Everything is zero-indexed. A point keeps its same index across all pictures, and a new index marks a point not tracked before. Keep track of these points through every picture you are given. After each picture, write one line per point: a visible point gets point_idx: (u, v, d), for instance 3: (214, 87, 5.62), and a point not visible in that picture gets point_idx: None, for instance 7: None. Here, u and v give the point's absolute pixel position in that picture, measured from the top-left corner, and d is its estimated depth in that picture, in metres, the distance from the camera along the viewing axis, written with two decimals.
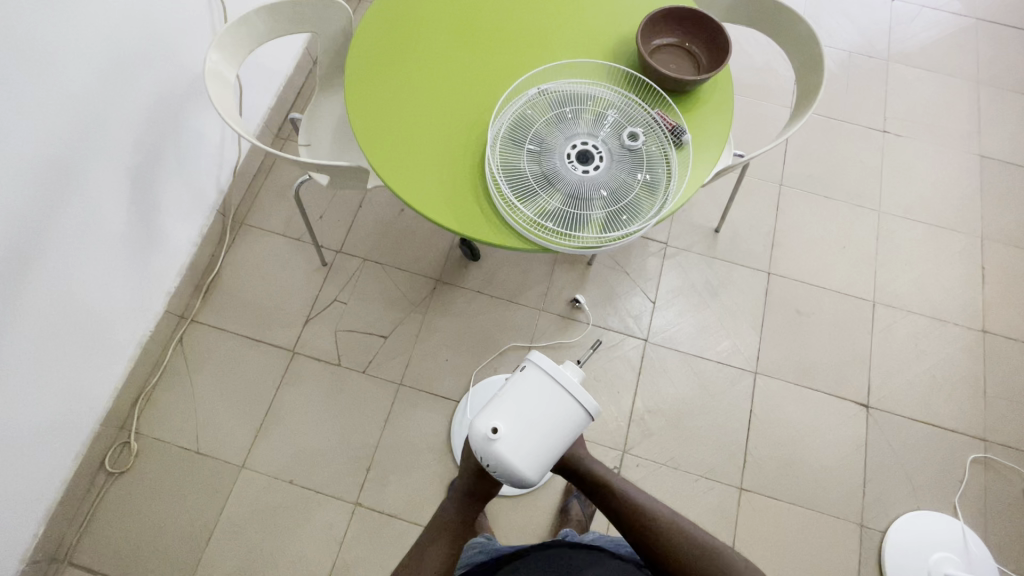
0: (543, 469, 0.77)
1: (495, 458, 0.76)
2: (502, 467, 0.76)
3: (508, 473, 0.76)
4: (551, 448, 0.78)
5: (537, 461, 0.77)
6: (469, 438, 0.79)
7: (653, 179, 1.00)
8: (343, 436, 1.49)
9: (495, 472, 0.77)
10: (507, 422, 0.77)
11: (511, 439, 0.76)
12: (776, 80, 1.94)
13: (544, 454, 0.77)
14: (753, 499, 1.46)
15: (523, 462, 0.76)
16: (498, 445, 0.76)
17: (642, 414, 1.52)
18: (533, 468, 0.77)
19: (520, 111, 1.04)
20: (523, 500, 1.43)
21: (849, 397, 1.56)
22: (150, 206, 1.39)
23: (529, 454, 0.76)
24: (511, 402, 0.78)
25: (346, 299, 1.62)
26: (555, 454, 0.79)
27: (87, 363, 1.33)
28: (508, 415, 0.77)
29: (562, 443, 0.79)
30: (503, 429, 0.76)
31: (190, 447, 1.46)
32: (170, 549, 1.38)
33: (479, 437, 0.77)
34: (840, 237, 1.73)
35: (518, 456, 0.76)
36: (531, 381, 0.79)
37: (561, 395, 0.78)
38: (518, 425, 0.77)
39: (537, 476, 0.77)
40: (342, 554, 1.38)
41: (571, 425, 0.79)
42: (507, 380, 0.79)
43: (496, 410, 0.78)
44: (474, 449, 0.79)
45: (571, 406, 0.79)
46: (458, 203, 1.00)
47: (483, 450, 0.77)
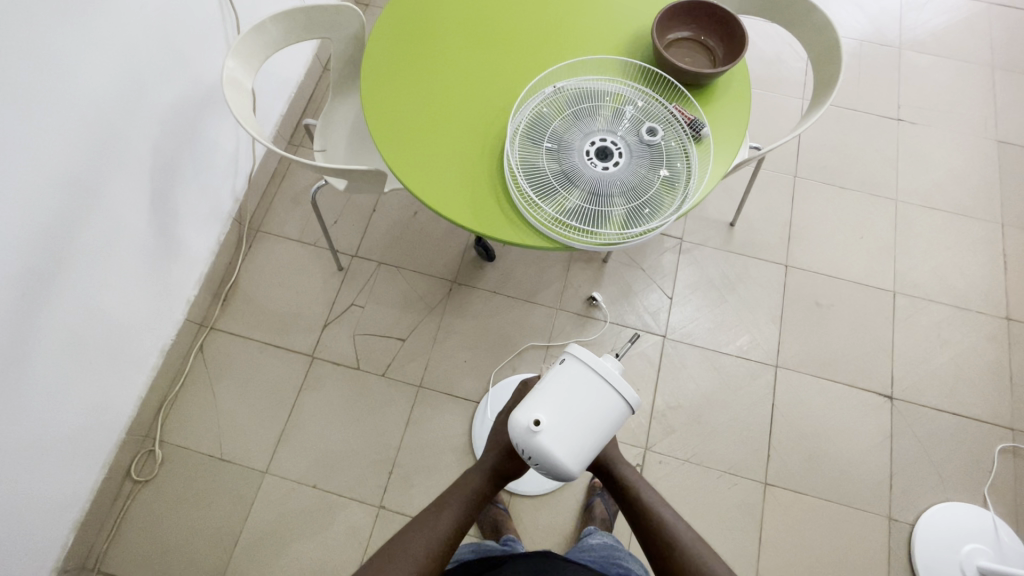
0: (585, 463, 0.77)
1: (537, 450, 0.76)
2: (545, 459, 0.76)
3: (550, 465, 0.76)
4: (593, 440, 0.77)
5: (580, 453, 0.76)
6: (510, 431, 0.79)
7: (673, 174, 1.00)
8: (365, 440, 1.49)
9: (536, 465, 0.77)
10: (549, 414, 0.77)
11: (553, 431, 0.76)
12: (787, 72, 1.92)
13: (586, 447, 0.77)
14: (778, 494, 1.45)
15: (566, 455, 0.76)
16: (540, 437, 0.75)
17: (663, 410, 1.52)
18: (575, 460, 0.76)
19: (537, 109, 1.04)
20: (546, 500, 1.43)
21: (873, 388, 1.54)
22: (168, 215, 1.40)
23: (571, 446, 0.76)
24: (553, 394, 0.78)
25: (363, 302, 1.63)
26: (597, 447, 0.78)
27: (111, 372, 1.34)
28: (549, 406, 0.77)
29: (603, 436, 0.79)
30: (545, 421, 0.76)
31: (214, 453, 1.47)
32: (197, 555, 1.38)
33: (522, 429, 0.77)
34: (858, 227, 1.72)
35: (560, 448, 0.76)
36: (571, 373, 0.79)
37: (602, 386, 0.78)
38: (559, 417, 0.77)
39: (579, 470, 0.77)
40: (367, 557, 1.38)
41: (613, 418, 0.78)
42: (546, 373, 0.80)
43: (538, 402, 0.78)
44: (515, 443, 0.79)
45: (612, 398, 0.78)
46: (477, 202, 1.00)
47: (525, 443, 0.77)
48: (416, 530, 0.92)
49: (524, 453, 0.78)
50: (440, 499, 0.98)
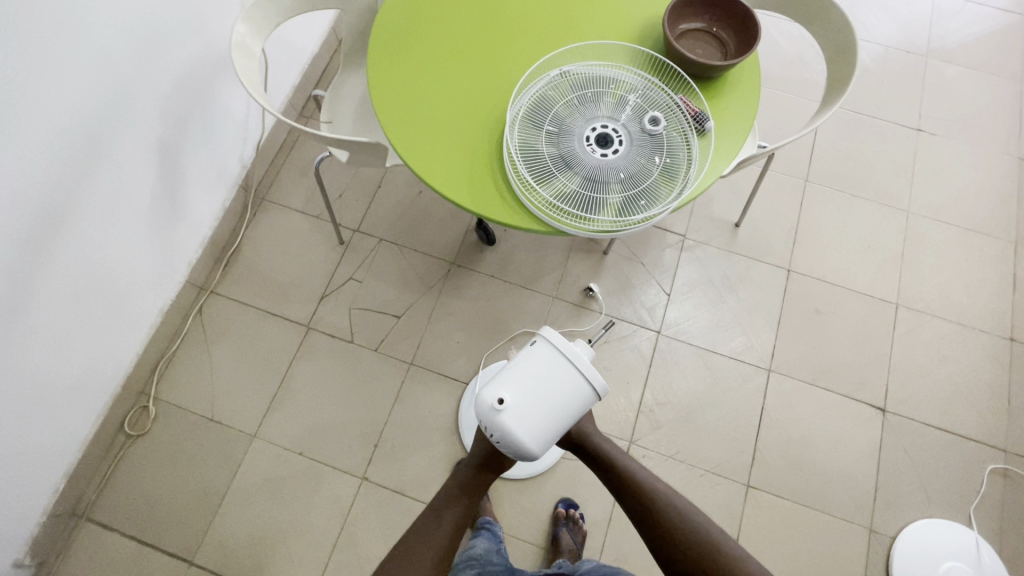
0: (546, 444, 0.78)
1: (499, 428, 0.76)
2: (506, 438, 0.77)
3: (511, 444, 0.77)
4: (556, 423, 0.78)
5: (542, 434, 0.77)
6: (475, 408, 0.80)
7: (672, 165, 0.99)
8: (354, 412, 1.51)
9: (498, 443, 0.78)
10: (514, 394, 0.77)
11: (517, 411, 0.76)
12: (808, 73, 1.89)
13: (549, 429, 0.78)
14: (759, 497, 1.44)
15: (528, 436, 0.76)
16: (503, 416, 0.76)
17: (651, 405, 1.52)
18: (537, 441, 0.77)
19: (540, 92, 1.03)
20: (527, 485, 1.44)
21: (865, 400, 1.53)
22: (175, 177, 1.42)
23: (533, 427, 0.77)
24: (521, 375, 0.78)
25: (361, 277, 1.64)
26: (560, 430, 0.79)
27: (110, 327, 1.37)
28: (514, 386, 0.77)
29: (567, 420, 0.79)
30: (509, 400, 0.76)
31: (206, 414, 1.50)
32: (184, 511, 1.42)
33: (486, 407, 0.77)
34: (866, 237, 1.69)
35: (522, 429, 0.76)
36: (541, 355, 0.79)
37: (570, 370, 0.78)
38: (523, 397, 0.77)
39: (540, 451, 0.78)
40: (348, 526, 1.41)
41: (579, 402, 0.79)
42: (516, 353, 0.80)
43: (505, 381, 0.78)
44: (479, 419, 0.79)
45: (580, 383, 0.78)
46: (474, 182, 1.00)
47: (488, 420, 0.77)
48: (419, 542, 0.88)
49: (487, 430, 0.79)
50: (435, 505, 0.95)
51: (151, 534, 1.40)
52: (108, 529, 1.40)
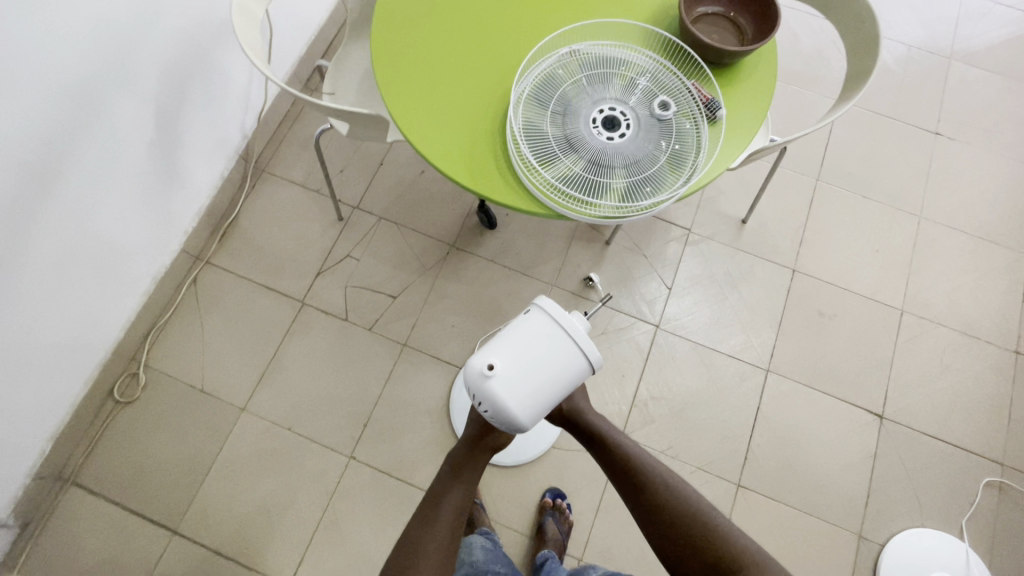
0: (536, 416, 0.76)
1: (489, 397, 0.74)
2: (495, 407, 0.74)
3: (499, 414, 0.74)
4: (548, 394, 0.76)
5: (532, 405, 0.75)
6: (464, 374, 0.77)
7: (680, 153, 0.95)
8: (345, 390, 1.50)
9: (487, 412, 0.75)
10: (506, 361, 0.74)
11: (507, 379, 0.74)
12: (826, 70, 1.84)
13: (539, 399, 0.75)
14: (749, 497, 1.43)
15: (518, 406, 0.74)
16: (493, 384, 0.73)
17: (646, 400, 1.50)
18: (526, 412, 0.75)
19: (548, 70, 0.99)
20: (516, 473, 1.43)
21: (863, 405, 1.50)
22: (173, 142, 1.39)
23: (523, 397, 0.74)
24: (513, 342, 0.76)
25: (359, 255, 1.62)
26: (551, 402, 0.77)
27: (101, 291, 1.35)
28: (506, 353, 0.75)
29: (559, 392, 0.77)
30: (500, 367, 0.74)
31: (196, 384, 1.49)
32: (170, 480, 1.41)
33: (476, 373, 0.74)
34: (875, 240, 1.65)
35: (512, 398, 0.74)
36: (536, 323, 0.77)
37: (565, 341, 0.76)
38: (515, 365, 0.74)
39: (529, 423, 0.76)
40: (333, 504, 1.40)
41: (572, 375, 0.77)
42: (510, 321, 0.77)
43: (496, 348, 0.75)
44: (467, 387, 0.76)
45: (574, 354, 0.76)
46: (475, 160, 0.97)
47: (477, 386, 0.75)
48: (413, 539, 0.86)
49: (474, 398, 0.76)
50: (429, 498, 0.93)
51: (136, 501, 1.39)
52: (93, 494, 1.39)
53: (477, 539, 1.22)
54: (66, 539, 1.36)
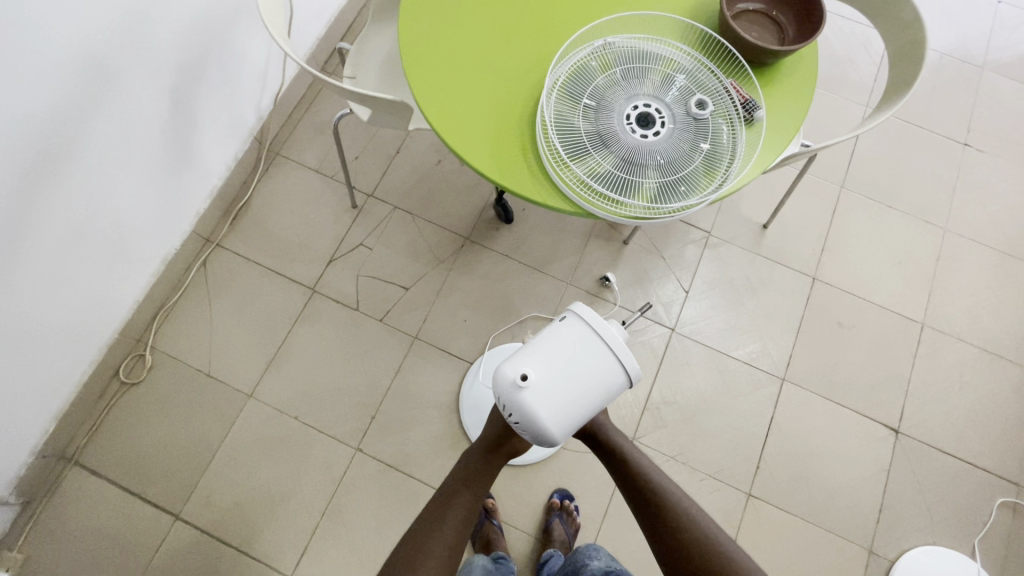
0: (568, 430, 0.73)
1: (520, 408, 0.72)
2: (527, 419, 0.72)
3: (531, 426, 0.72)
4: (582, 408, 0.73)
5: (566, 419, 0.73)
6: (494, 384, 0.75)
7: (715, 154, 0.92)
8: (353, 380, 1.47)
9: (517, 423, 0.73)
10: (540, 372, 0.72)
11: (541, 390, 0.72)
12: (855, 74, 1.80)
13: (573, 413, 0.73)
14: (759, 507, 1.41)
15: (551, 419, 0.72)
16: (526, 395, 0.71)
17: (658, 403, 1.47)
18: (559, 425, 0.72)
19: (582, 62, 0.96)
20: (523, 473, 1.40)
21: (879, 418, 1.48)
22: (187, 121, 1.36)
23: (557, 410, 0.72)
24: (547, 352, 0.73)
25: (372, 244, 1.59)
26: (584, 416, 0.74)
27: (110, 270, 1.32)
28: (540, 364, 0.73)
29: (594, 406, 0.75)
30: (534, 378, 0.72)
31: (202, 368, 1.47)
32: (173, 465, 1.39)
33: (508, 383, 0.72)
34: (897, 251, 1.62)
35: (545, 411, 0.71)
36: (572, 332, 0.75)
37: (602, 352, 0.74)
38: (549, 377, 0.72)
39: (561, 437, 0.73)
40: (337, 496, 1.38)
41: (608, 388, 0.74)
42: (545, 329, 0.75)
43: (530, 357, 0.73)
44: (498, 396, 0.74)
45: (613, 367, 0.74)
46: (503, 152, 0.94)
47: (508, 397, 0.72)
48: (422, 539, 0.84)
49: (504, 408, 0.74)
50: (440, 497, 0.90)
51: (138, 484, 1.37)
52: (95, 476, 1.38)
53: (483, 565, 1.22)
54: (66, 519, 1.34)
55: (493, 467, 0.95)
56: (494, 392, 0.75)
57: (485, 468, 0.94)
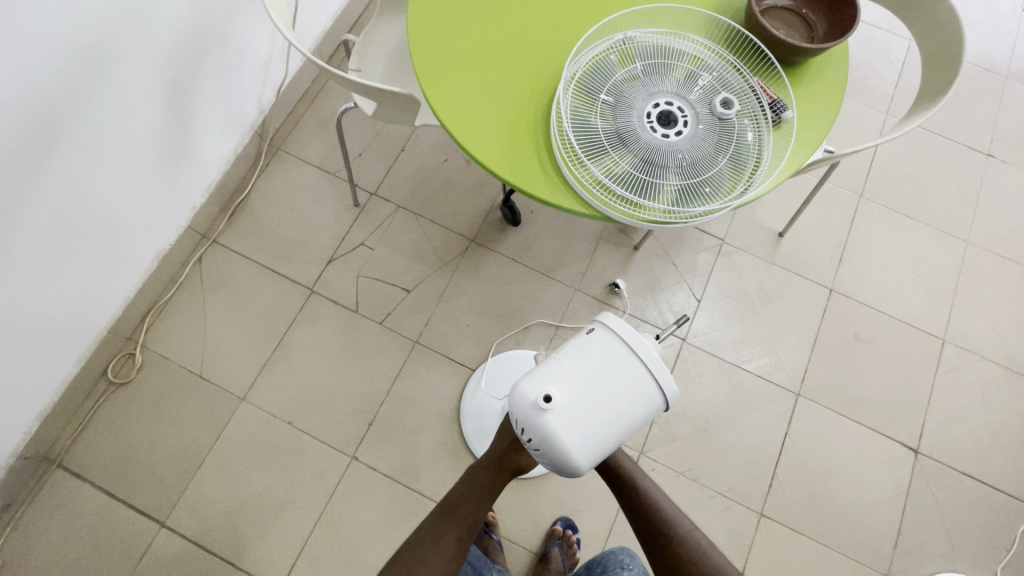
0: (595, 457, 0.67)
1: (542, 431, 0.66)
2: (549, 444, 0.66)
3: (553, 451, 0.66)
4: (610, 432, 0.67)
5: (592, 444, 0.67)
6: (513, 404, 0.69)
7: (741, 156, 0.87)
8: (351, 385, 1.42)
9: (538, 447, 0.67)
10: (564, 392, 0.66)
11: (565, 413, 0.66)
12: (875, 81, 1.75)
13: (602, 437, 0.67)
14: (772, 527, 1.34)
15: (576, 445, 0.66)
16: (548, 417, 0.66)
17: (667, 417, 1.41)
18: (585, 451, 0.66)
19: (601, 57, 0.91)
20: (526, 487, 1.35)
21: (897, 438, 1.42)
22: (185, 113, 1.31)
23: (583, 434, 0.66)
24: (572, 371, 0.68)
25: (374, 244, 1.53)
26: (612, 441, 0.68)
27: (100, 265, 1.27)
28: (565, 383, 0.67)
29: (623, 430, 0.69)
30: (559, 399, 0.66)
31: (195, 369, 1.41)
32: (161, 470, 1.34)
33: (528, 405, 0.67)
34: (918, 264, 1.56)
35: (569, 436, 0.66)
36: (602, 348, 0.69)
37: (635, 369, 0.68)
38: (575, 399, 0.67)
39: (587, 464, 0.67)
40: (331, 506, 1.32)
41: (641, 409, 0.69)
42: (571, 345, 0.70)
43: (553, 376, 0.68)
44: (517, 418, 0.68)
45: (646, 385, 0.68)
46: (515, 149, 0.89)
47: (528, 420, 0.67)
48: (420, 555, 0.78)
49: (524, 431, 0.68)
50: (440, 510, 0.84)
51: (124, 489, 1.32)
52: (79, 480, 1.32)
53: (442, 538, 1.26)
54: (46, 525, 1.28)
55: (497, 485, 0.88)
56: (512, 415, 0.69)
57: (488, 486, 0.86)
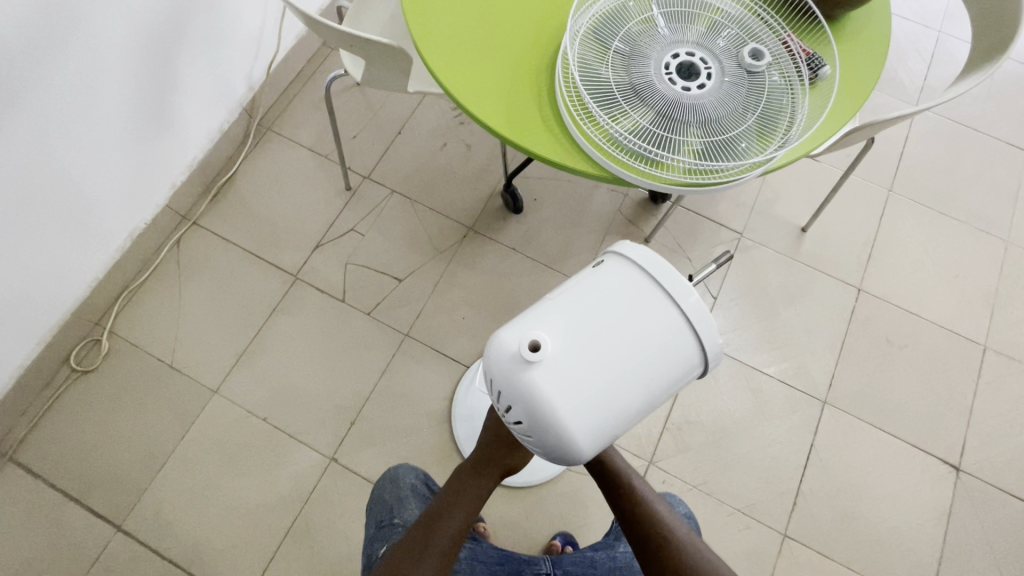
0: (598, 426, 0.54)
1: (528, 389, 0.53)
2: (538, 405, 0.53)
3: (543, 414, 0.53)
4: (618, 391, 0.54)
5: (593, 406, 0.53)
6: (493, 361, 0.56)
7: (773, 113, 0.76)
8: (332, 380, 1.30)
9: (524, 413, 0.54)
10: (555, 341, 0.54)
11: (556, 365, 0.53)
12: (903, 72, 1.65)
13: (607, 398, 0.54)
14: (797, 550, 1.20)
15: (571, 406, 0.53)
16: (536, 371, 0.53)
17: (680, 424, 1.28)
18: (584, 417, 0.53)
19: (612, 4, 0.81)
20: (521, 497, 1.21)
21: (936, 453, 1.28)
22: (165, 81, 1.22)
23: (580, 393, 0.53)
24: (567, 315, 0.55)
25: (365, 230, 1.43)
26: (621, 406, 0.55)
27: (65, 240, 1.17)
28: (557, 330, 0.54)
29: (635, 391, 0.55)
30: (550, 347, 0.53)
31: (164, 359, 1.30)
32: (121, 468, 1.21)
33: (511, 357, 0.54)
34: (954, 264, 1.44)
35: (563, 395, 0.53)
36: (608, 282, 0.57)
37: (652, 304, 0.56)
38: (570, 347, 0.54)
39: (588, 435, 0.53)
40: (305, 512, 1.20)
41: (661, 359, 0.55)
42: (566, 287, 0.57)
43: (542, 321, 0.55)
44: (498, 377, 0.55)
45: (668, 322, 0.56)
46: (515, 104, 0.78)
47: (512, 377, 0.54)
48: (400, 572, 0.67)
49: (507, 394, 0.55)
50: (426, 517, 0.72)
51: (79, 488, 1.20)
52: (31, 476, 1.20)
53: (406, 473, 0.99)
54: None
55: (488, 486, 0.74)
56: (490, 377, 0.56)
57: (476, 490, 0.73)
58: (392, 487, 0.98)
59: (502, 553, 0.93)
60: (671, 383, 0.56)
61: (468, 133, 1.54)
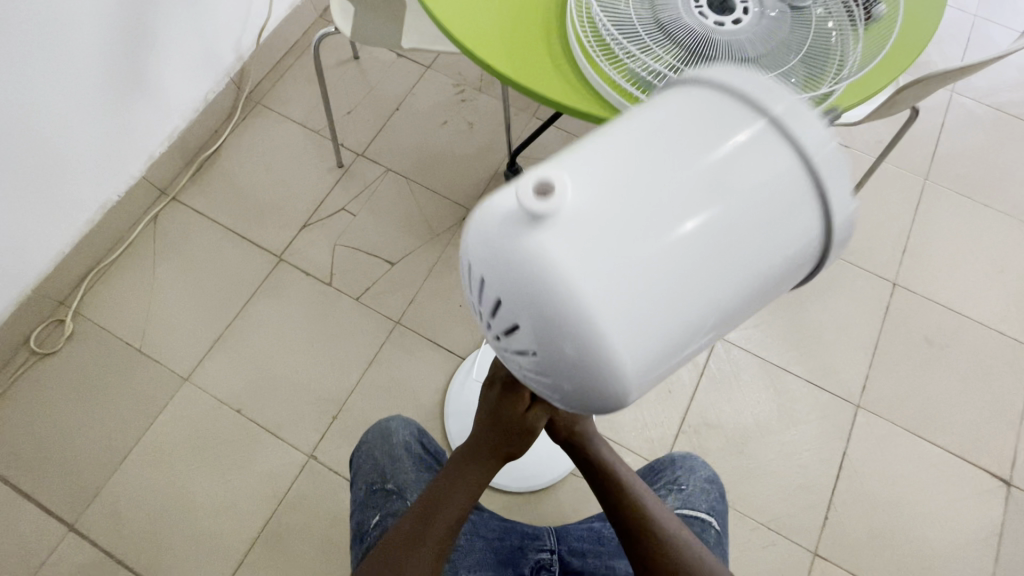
0: (655, 339, 0.31)
1: (533, 268, 0.30)
2: (550, 297, 0.30)
3: (560, 314, 0.30)
4: (693, 279, 0.30)
5: (648, 304, 0.30)
6: (479, 230, 0.33)
7: (822, 52, 0.65)
8: (315, 369, 1.18)
9: (526, 314, 0.32)
10: (584, 189, 0.30)
11: (584, 227, 0.30)
12: (938, 56, 1.54)
13: (675, 290, 0.30)
14: (828, 572, 1.06)
15: (609, 302, 0.30)
16: (546, 238, 0.30)
17: (696, 427, 1.15)
18: (632, 321, 0.30)
19: None
20: (519, 504, 1.09)
21: (984, 466, 1.14)
22: (141, 40, 1.12)
23: (626, 278, 0.30)
24: (607, 152, 0.32)
25: (356, 210, 1.33)
26: (695, 305, 0.31)
27: (27, 209, 1.06)
28: (587, 173, 0.31)
29: (720, 285, 0.31)
30: (573, 197, 0.30)
31: (133, 343, 1.19)
32: (78, 460, 1.10)
33: (507, 219, 0.31)
34: (998, 259, 1.32)
35: (595, 284, 0.29)
36: (676, 107, 0.33)
37: (753, 139, 0.32)
38: (611, 199, 0.30)
39: (636, 352, 0.31)
40: (278, 515, 1.08)
41: (767, 230, 0.32)
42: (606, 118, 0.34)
43: (562, 160, 0.31)
44: (484, 256, 0.33)
45: (774, 170, 0.32)
46: (519, 41, 0.68)
47: (508, 250, 0.31)
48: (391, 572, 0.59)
49: (498, 285, 0.32)
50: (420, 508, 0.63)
51: (31, 481, 1.08)
52: None
53: (400, 429, 0.86)
54: None
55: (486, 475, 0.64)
56: (472, 258, 0.34)
57: (476, 479, 0.64)
58: (383, 446, 0.84)
59: (506, 525, 0.82)
60: (769, 278, 0.33)
61: (470, 111, 1.44)
